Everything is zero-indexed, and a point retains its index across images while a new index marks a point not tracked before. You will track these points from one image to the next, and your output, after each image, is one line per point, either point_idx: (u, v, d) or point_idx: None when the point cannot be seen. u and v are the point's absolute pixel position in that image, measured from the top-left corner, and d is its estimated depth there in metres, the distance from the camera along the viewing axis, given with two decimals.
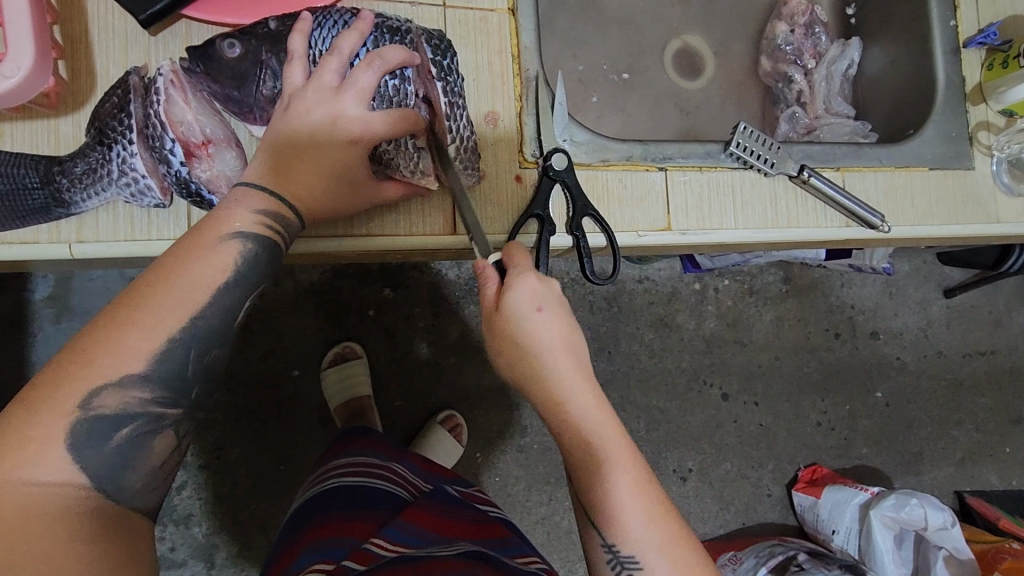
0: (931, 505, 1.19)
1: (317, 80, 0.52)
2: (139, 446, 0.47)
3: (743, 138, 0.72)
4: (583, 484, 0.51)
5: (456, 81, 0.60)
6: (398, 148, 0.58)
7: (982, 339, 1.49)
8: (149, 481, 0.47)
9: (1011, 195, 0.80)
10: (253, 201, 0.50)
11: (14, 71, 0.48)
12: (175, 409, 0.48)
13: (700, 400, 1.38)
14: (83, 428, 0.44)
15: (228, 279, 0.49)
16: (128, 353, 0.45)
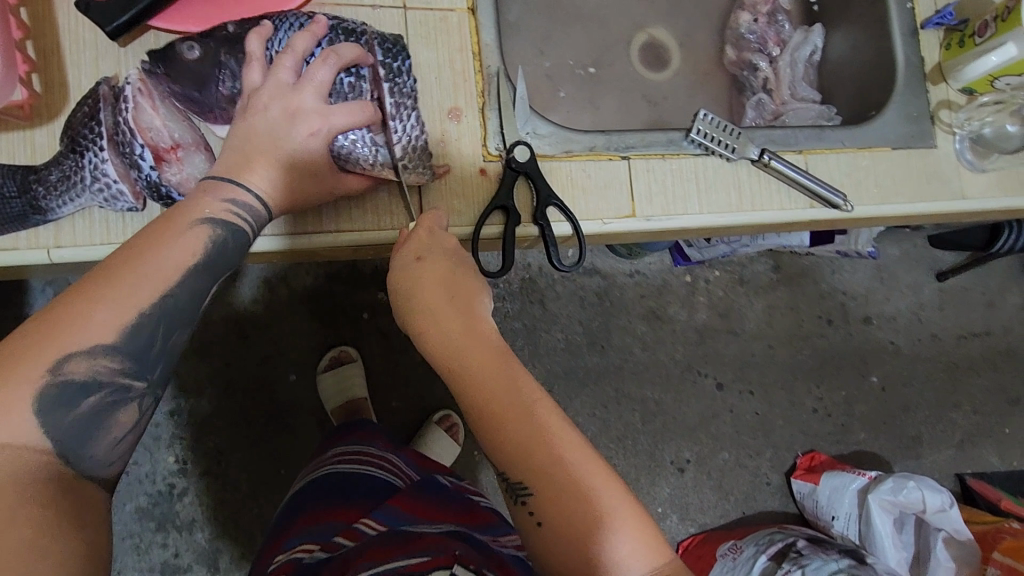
0: (928, 487, 1.18)
1: (273, 79, 0.55)
2: (103, 417, 0.49)
3: (704, 125, 0.74)
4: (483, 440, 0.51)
5: (405, 82, 0.63)
6: (357, 142, 0.60)
7: (976, 320, 1.50)
8: (111, 453, 0.50)
9: (975, 170, 0.82)
10: (227, 192, 0.53)
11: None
12: (141, 382, 0.51)
13: (694, 391, 1.40)
14: (51, 393, 0.46)
15: (197, 262, 0.51)
16: (96, 326, 0.47)
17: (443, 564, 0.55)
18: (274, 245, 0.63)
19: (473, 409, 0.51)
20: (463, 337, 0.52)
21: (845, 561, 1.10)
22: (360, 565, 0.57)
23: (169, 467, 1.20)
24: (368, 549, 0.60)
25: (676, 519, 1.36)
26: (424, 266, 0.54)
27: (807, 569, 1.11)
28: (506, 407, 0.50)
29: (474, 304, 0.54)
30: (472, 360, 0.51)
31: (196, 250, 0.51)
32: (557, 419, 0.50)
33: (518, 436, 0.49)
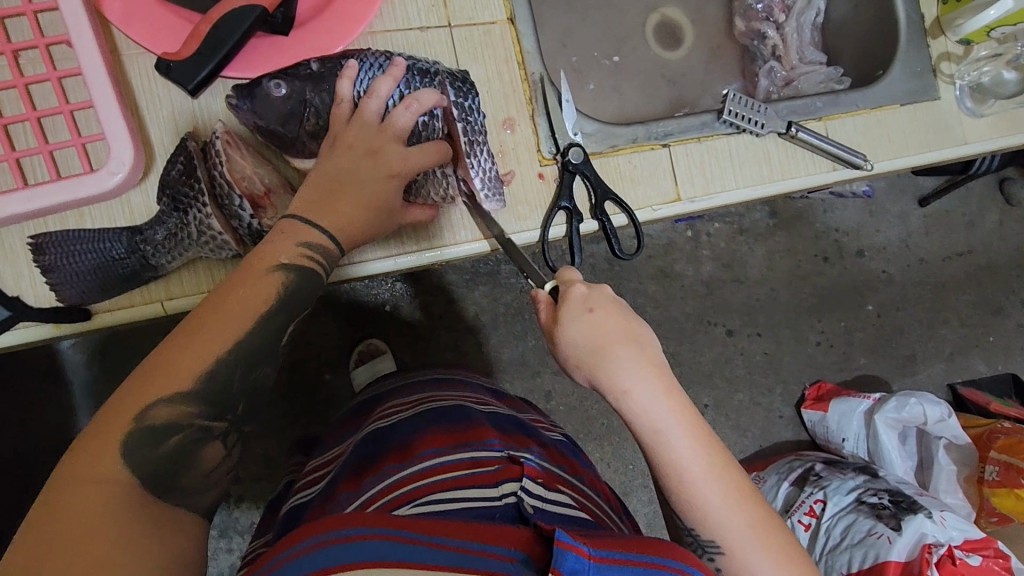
0: (928, 402, 1.30)
1: (357, 119, 0.59)
2: (189, 455, 0.48)
3: (733, 105, 0.78)
4: (671, 491, 0.54)
5: (477, 119, 0.66)
6: (429, 176, 0.65)
7: (960, 240, 1.60)
8: (201, 485, 0.49)
9: (975, 117, 0.88)
10: (303, 233, 0.54)
11: (119, 168, 0.55)
12: (222, 422, 0.50)
13: (707, 339, 1.48)
14: (138, 435, 0.45)
15: (271, 306, 0.52)
16: (181, 368, 0.47)
17: (513, 476, 0.50)
18: (364, 271, 0.68)
19: (669, 475, 0.53)
20: (665, 401, 0.53)
21: (862, 479, 1.16)
22: (421, 452, 0.54)
23: None
24: (427, 434, 0.57)
25: None
26: (607, 324, 0.54)
27: (827, 489, 1.16)
28: (699, 480, 0.52)
29: (649, 348, 0.54)
30: (665, 426, 0.53)
31: (269, 295, 0.52)
32: (746, 482, 0.54)
33: (704, 503, 0.52)
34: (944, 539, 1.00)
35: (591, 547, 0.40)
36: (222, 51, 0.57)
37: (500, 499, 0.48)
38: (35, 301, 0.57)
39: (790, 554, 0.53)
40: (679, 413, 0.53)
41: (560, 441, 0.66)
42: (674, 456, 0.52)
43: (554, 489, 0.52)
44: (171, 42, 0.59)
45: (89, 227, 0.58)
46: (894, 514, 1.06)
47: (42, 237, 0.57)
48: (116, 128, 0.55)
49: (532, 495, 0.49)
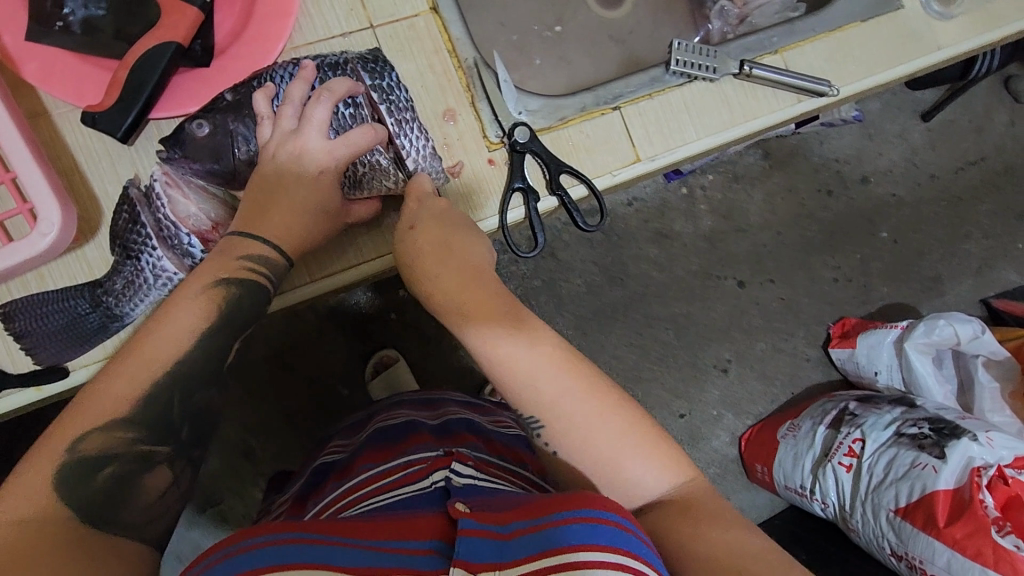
0: (958, 320, 1.16)
1: (277, 130, 0.59)
2: (131, 481, 0.50)
3: (679, 54, 0.76)
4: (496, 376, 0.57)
5: (399, 96, 0.66)
6: (372, 165, 0.66)
7: (970, 149, 1.53)
8: (146, 513, 0.51)
9: (945, 20, 0.84)
10: (240, 245, 0.57)
11: (51, 228, 0.52)
12: (165, 445, 0.53)
13: (718, 294, 1.43)
14: (75, 467, 0.48)
15: (211, 323, 0.55)
16: (116, 399, 0.50)
17: (441, 465, 0.52)
18: (330, 284, 0.67)
19: (492, 363, 0.56)
20: (472, 298, 0.56)
21: (899, 410, 1.10)
22: (359, 468, 0.58)
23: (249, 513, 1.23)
24: (368, 450, 0.61)
25: (732, 416, 1.40)
26: (421, 232, 0.58)
27: (864, 427, 1.11)
28: (520, 363, 0.56)
29: (462, 246, 0.58)
30: (479, 316, 0.56)
31: (207, 314, 0.55)
32: (567, 358, 0.57)
33: (530, 386, 0.56)
34: (993, 460, 0.93)
35: (499, 526, 0.43)
36: (143, 92, 0.57)
37: (430, 485, 0.50)
38: (13, 368, 0.58)
39: (625, 425, 0.56)
40: (489, 300, 0.57)
41: (517, 437, 0.67)
42: (490, 343, 0.56)
43: (487, 473, 0.55)
44: (94, 94, 0.59)
45: (51, 289, 0.59)
46: (936, 442, 0.99)
47: (8, 306, 0.58)
48: (40, 187, 0.52)
49: (462, 475, 0.52)
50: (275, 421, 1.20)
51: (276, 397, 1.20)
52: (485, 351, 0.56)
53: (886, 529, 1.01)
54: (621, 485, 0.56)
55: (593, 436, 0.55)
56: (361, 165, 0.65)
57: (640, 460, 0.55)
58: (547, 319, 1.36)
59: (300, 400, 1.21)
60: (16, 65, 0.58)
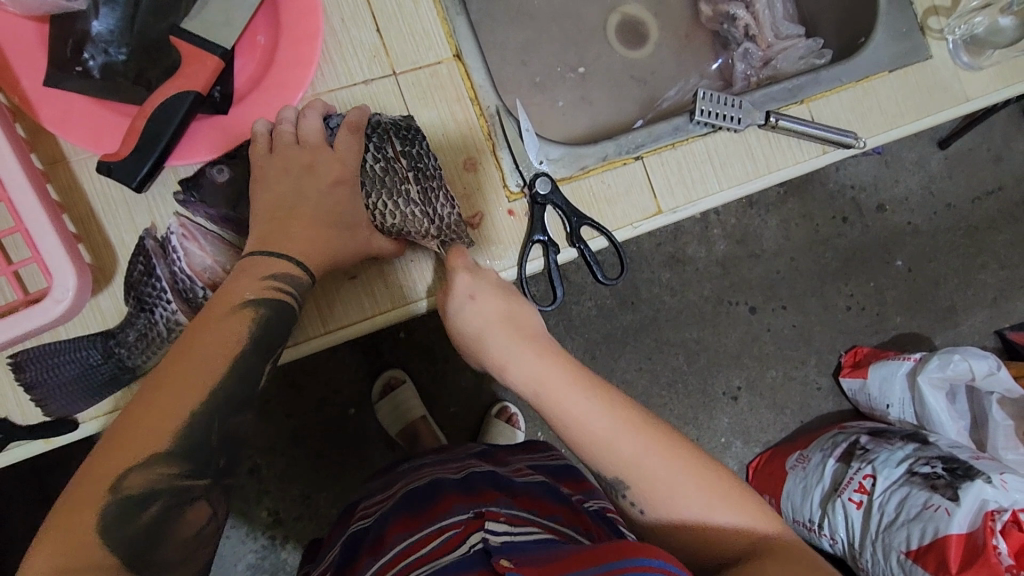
0: (974, 355, 1.12)
1: (279, 143, 0.60)
2: (169, 521, 0.46)
3: (705, 103, 0.74)
4: (569, 439, 0.57)
5: (429, 157, 0.64)
6: (405, 215, 0.63)
7: (988, 177, 1.49)
8: (182, 553, 0.46)
9: (973, 71, 0.82)
10: (264, 266, 0.54)
11: (65, 294, 0.51)
12: (202, 479, 0.48)
13: (730, 320, 1.40)
14: (111, 511, 0.43)
15: (244, 346, 0.51)
16: (149, 432, 0.45)
17: (476, 527, 0.53)
18: (345, 335, 0.65)
19: (567, 428, 0.57)
20: (540, 362, 0.58)
21: (912, 447, 1.08)
22: (392, 540, 0.58)
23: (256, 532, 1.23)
24: (397, 518, 0.60)
25: (741, 444, 1.39)
26: (483, 300, 0.60)
27: (876, 463, 1.08)
28: (590, 421, 0.56)
29: (521, 313, 0.61)
30: (548, 381, 0.57)
31: (238, 336, 0.51)
32: (636, 415, 0.57)
33: (605, 442, 0.55)
34: (1007, 503, 0.92)
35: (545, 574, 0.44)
36: (160, 144, 0.56)
37: (467, 549, 0.51)
38: (22, 418, 0.57)
39: (709, 480, 0.55)
40: (545, 359, 0.58)
41: (539, 484, 0.65)
42: (561, 403, 0.56)
43: (521, 527, 0.54)
44: (110, 141, 0.58)
45: (65, 338, 0.58)
46: (950, 483, 0.98)
47: (20, 356, 0.57)
48: (55, 251, 0.51)
49: (498, 533, 0.52)
50: (283, 441, 1.19)
51: (283, 417, 1.19)
52: (557, 411, 0.57)
53: (897, 571, 0.99)
54: (715, 545, 0.53)
55: (670, 486, 0.54)
56: (390, 213, 0.63)
57: (724, 513, 0.53)
58: None
59: (309, 423, 1.20)
60: (33, 109, 0.57)
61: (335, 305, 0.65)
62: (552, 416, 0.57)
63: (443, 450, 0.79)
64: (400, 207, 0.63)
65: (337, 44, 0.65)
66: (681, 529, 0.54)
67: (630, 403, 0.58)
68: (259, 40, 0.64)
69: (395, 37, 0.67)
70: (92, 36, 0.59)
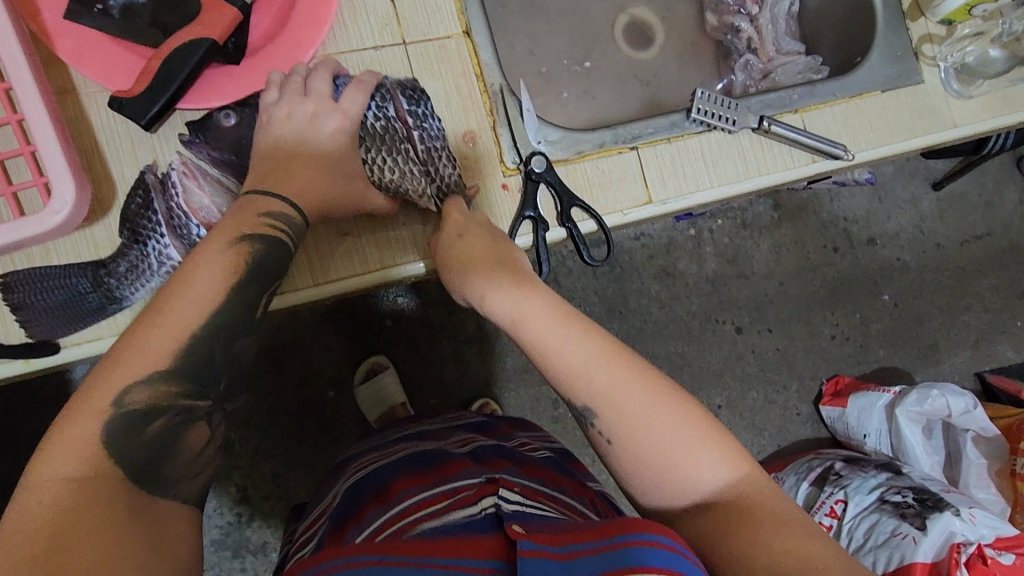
0: (952, 392, 1.15)
1: (288, 94, 0.62)
2: (171, 438, 0.49)
3: (702, 103, 0.77)
4: (540, 367, 0.57)
5: (432, 123, 0.67)
6: (401, 175, 0.66)
7: (978, 222, 1.51)
8: (184, 471, 0.49)
9: (963, 98, 0.85)
10: (261, 205, 0.57)
11: (64, 207, 0.53)
12: (202, 401, 0.51)
13: (716, 338, 1.41)
14: (121, 422, 0.46)
15: (240, 277, 0.53)
16: (156, 350, 0.48)
17: (489, 492, 0.54)
18: (332, 289, 0.66)
19: (540, 358, 0.57)
20: (523, 296, 0.58)
21: (884, 476, 1.08)
22: (399, 493, 0.59)
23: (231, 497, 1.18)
24: (405, 475, 0.61)
25: None
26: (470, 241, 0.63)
27: (848, 488, 1.09)
28: (567, 352, 0.55)
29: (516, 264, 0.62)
30: (532, 316, 0.57)
31: (237, 267, 0.53)
32: (613, 348, 0.56)
33: (577, 371, 0.55)
34: (974, 538, 0.92)
35: (555, 547, 0.45)
36: (173, 84, 0.58)
37: (477, 511, 0.52)
38: (6, 339, 0.58)
39: (688, 425, 0.54)
40: (530, 294, 0.58)
41: (545, 458, 0.68)
42: (535, 332, 0.56)
43: (533, 500, 0.56)
44: (123, 78, 0.60)
45: (55, 263, 0.59)
46: (919, 513, 0.99)
47: (11, 276, 0.58)
48: (59, 166, 0.53)
49: (510, 501, 0.53)
50: (260, 414, 1.19)
51: (264, 390, 1.19)
52: (531, 342, 0.56)
53: None
54: (686, 486, 0.53)
55: (647, 425, 0.54)
56: (388, 171, 0.66)
57: (697, 455, 0.53)
58: None
59: (290, 396, 1.20)
60: (51, 40, 0.59)
61: (325, 258, 0.66)
62: (525, 344, 0.57)
63: (443, 419, 0.80)
64: (399, 165, 0.66)
65: (351, 8, 0.67)
66: (647, 464, 0.53)
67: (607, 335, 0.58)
68: None
69: (409, 7, 0.69)
70: None
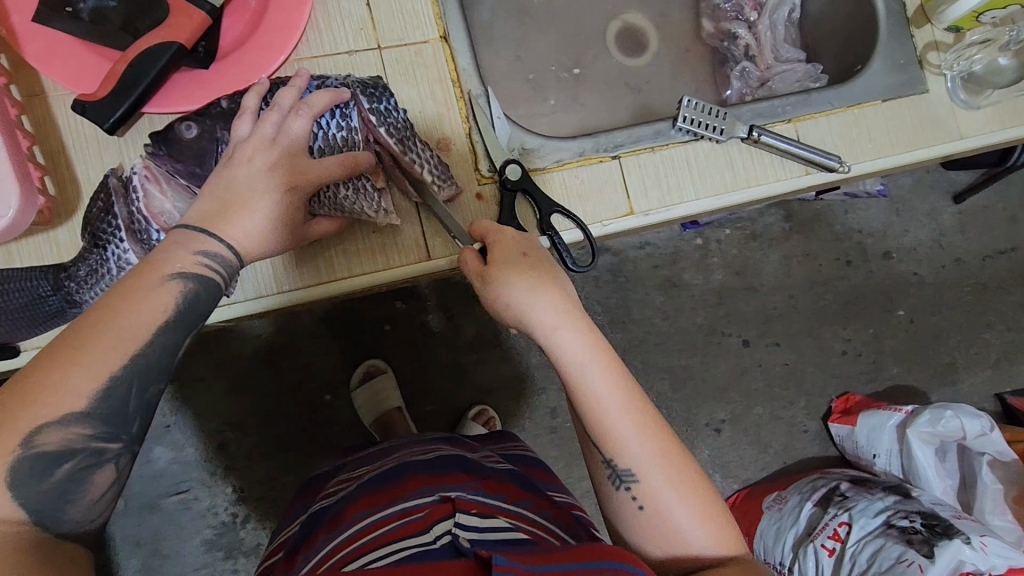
0: (965, 414, 1.09)
1: (257, 131, 0.56)
2: (77, 481, 0.46)
3: (688, 111, 0.74)
4: (585, 415, 0.55)
5: (396, 118, 0.65)
6: (358, 189, 0.62)
7: (1002, 237, 1.44)
8: (91, 509, 0.47)
9: (971, 109, 0.80)
10: (197, 243, 0.51)
11: (6, 211, 0.53)
12: (116, 443, 0.48)
13: (720, 351, 1.37)
14: (24, 466, 0.43)
15: (168, 317, 0.49)
16: (69, 390, 0.45)
17: (443, 515, 0.52)
18: (299, 296, 0.68)
19: (587, 407, 0.55)
20: (583, 340, 0.55)
21: (893, 498, 1.03)
22: (351, 518, 0.57)
23: (229, 497, 1.18)
24: (358, 497, 0.59)
25: (720, 478, 1.35)
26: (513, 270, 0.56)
27: (853, 511, 1.04)
28: (611, 412, 0.54)
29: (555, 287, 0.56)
30: (583, 361, 0.54)
31: (166, 306, 0.50)
32: (652, 414, 0.56)
33: (620, 427, 0.54)
34: (984, 567, 0.89)
35: (530, 564, 0.42)
36: (136, 88, 0.57)
37: (432, 540, 0.50)
38: None
39: (707, 505, 0.54)
40: (587, 338, 0.55)
41: (506, 470, 0.65)
42: (584, 381, 0.54)
43: (491, 519, 0.53)
44: (90, 82, 0.59)
45: (18, 265, 0.60)
46: (927, 539, 0.94)
47: None
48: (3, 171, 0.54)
49: (469, 529, 0.51)
50: (254, 418, 1.19)
51: (258, 393, 1.19)
52: (583, 391, 0.55)
53: None
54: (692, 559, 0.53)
55: (672, 494, 0.54)
56: (345, 193, 0.62)
57: (706, 530, 0.53)
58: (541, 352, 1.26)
59: (282, 401, 1.19)
60: (18, 42, 0.58)
61: (291, 266, 0.67)
62: (573, 391, 0.56)
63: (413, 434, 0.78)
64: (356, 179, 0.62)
65: (325, 13, 0.67)
66: (659, 532, 0.54)
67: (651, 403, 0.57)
68: (249, 2, 0.65)
69: (385, 12, 0.68)
70: None
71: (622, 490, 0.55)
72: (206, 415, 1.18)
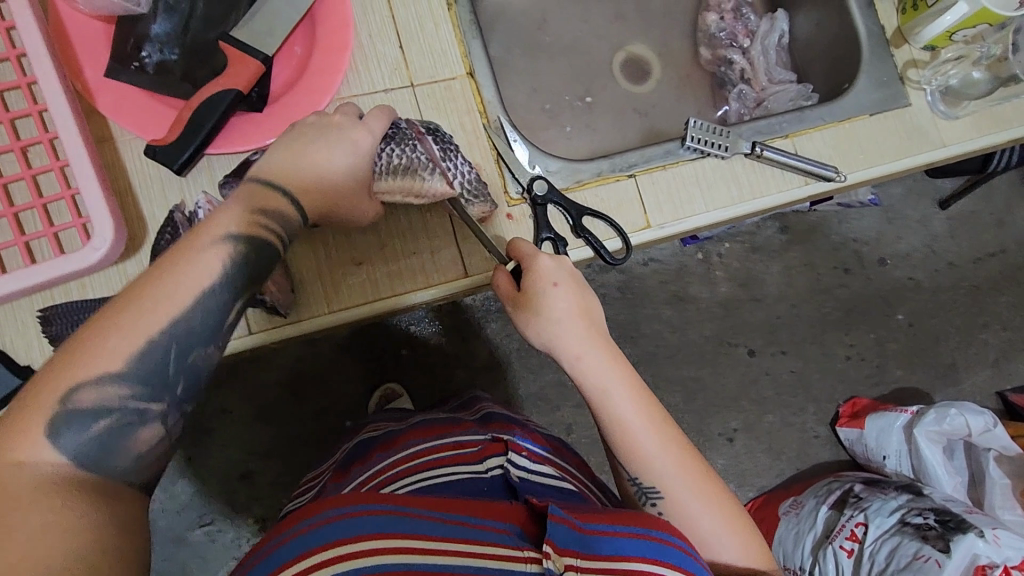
0: (970, 411, 1.14)
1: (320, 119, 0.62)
2: (119, 435, 0.47)
3: (695, 131, 0.81)
4: (612, 439, 0.60)
5: (445, 137, 0.72)
6: (408, 159, 0.68)
7: (990, 241, 1.51)
8: (136, 465, 0.48)
9: (950, 119, 0.87)
10: (253, 204, 0.54)
11: (101, 245, 0.60)
12: (157, 402, 0.49)
13: (729, 361, 1.42)
14: (66, 418, 0.45)
15: (215, 280, 0.50)
16: (110, 348, 0.46)
17: (496, 450, 0.57)
18: (344, 315, 0.72)
19: (615, 432, 0.59)
20: (607, 365, 0.60)
21: (905, 497, 1.07)
22: (405, 442, 0.62)
23: (252, 528, 1.20)
24: (412, 427, 0.65)
25: (736, 486, 1.38)
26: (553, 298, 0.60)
27: (868, 511, 1.08)
28: (636, 432, 0.59)
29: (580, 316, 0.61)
30: (610, 385, 0.60)
31: (214, 268, 0.51)
32: (676, 435, 0.60)
33: (646, 449, 0.59)
34: (999, 559, 0.92)
35: (581, 521, 0.45)
36: (201, 133, 0.63)
37: (486, 471, 0.56)
38: None
39: (732, 521, 0.58)
40: (611, 364, 0.61)
41: (548, 434, 0.70)
42: (611, 406, 0.59)
43: (540, 464, 0.58)
44: (157, 128, 0.65)
45: (89, 296, 0.64)
46: (941, 535, 0.97)
47: (49, 310, 0.63)
48: (100, 209, 0.61)
49: (517, 466, 0.56)
50: (284, 443, 1.22)
51: (286, 419, 1.22)
52: (609, 414, 0.59)
53: None
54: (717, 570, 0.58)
55: (699, 512, 0.58)
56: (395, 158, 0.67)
57: (728, 544, 0.58)
58: (557, 369, 1.31)
59: (308, 426, 1.23)
60: (92, 95, 0.64)
61: (338, 287, 0.72)
62: (599, 413, 0.60)
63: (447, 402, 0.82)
64: (408, 151, 0.68)
65: (363, 56, 0.73)
66: None
67: (673, 425, 0.61)
68: (295, 50, 0.71)
69: (416, 53, 0.75)
70: (150, 35, 0.66)
71: (649, 507, 0.59)
72: (234, 444, 1.21)
